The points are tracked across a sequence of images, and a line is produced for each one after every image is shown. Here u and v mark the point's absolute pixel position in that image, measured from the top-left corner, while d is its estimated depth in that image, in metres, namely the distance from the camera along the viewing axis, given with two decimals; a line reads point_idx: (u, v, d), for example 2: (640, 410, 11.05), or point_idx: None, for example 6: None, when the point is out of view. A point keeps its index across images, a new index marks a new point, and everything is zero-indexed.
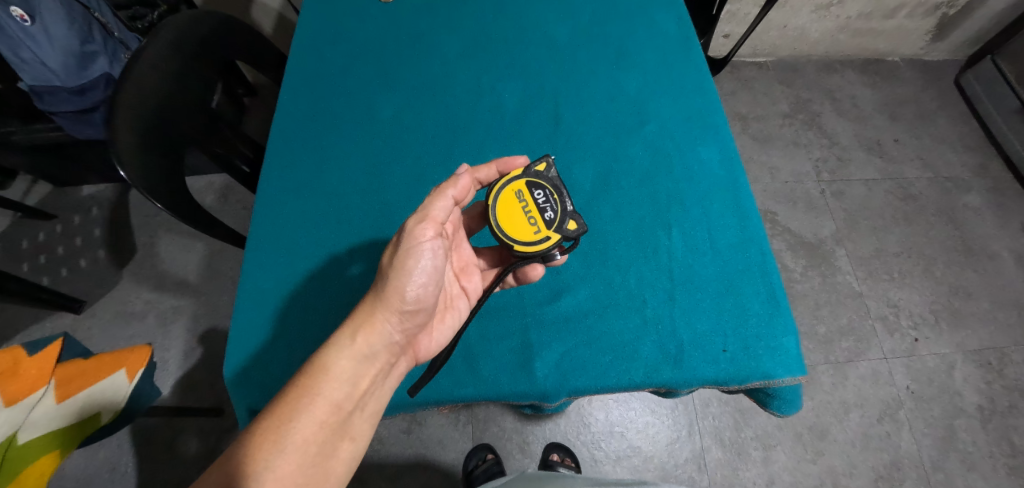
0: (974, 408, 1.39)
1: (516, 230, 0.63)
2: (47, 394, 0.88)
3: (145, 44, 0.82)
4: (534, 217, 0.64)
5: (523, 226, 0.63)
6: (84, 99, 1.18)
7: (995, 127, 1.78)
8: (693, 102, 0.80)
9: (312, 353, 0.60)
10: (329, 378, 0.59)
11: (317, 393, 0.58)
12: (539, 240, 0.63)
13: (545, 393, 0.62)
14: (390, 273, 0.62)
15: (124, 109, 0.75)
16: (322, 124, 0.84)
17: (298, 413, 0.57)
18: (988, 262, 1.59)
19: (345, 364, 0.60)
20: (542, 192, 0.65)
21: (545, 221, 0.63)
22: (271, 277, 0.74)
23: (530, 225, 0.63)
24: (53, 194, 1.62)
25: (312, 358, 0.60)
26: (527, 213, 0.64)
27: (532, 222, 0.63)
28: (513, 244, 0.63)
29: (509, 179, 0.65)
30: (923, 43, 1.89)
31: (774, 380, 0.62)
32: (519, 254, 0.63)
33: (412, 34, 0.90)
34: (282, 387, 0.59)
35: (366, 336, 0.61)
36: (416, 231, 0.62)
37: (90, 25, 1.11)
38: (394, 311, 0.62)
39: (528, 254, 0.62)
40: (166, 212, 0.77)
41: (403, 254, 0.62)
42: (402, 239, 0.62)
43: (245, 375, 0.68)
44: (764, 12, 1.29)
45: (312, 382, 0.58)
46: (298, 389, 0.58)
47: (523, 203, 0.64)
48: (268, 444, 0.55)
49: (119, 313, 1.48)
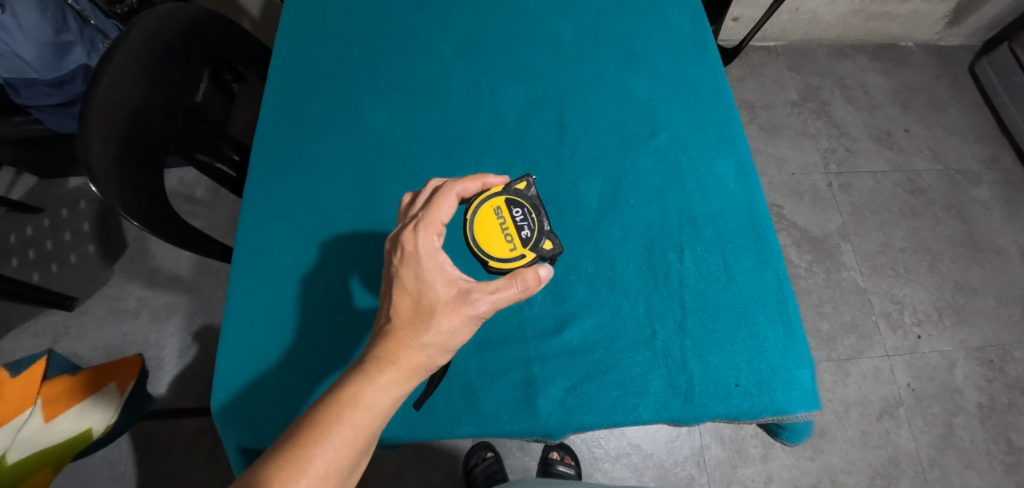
0: (974, 406, 1.39)
1: (492, 248, 0.60)
2: (35, 413, 0.85)
3: (117, 42, 0.76)
4: (511, 235, 0.61)
5: (499, 243, 0.60)
6: (62, 92, 1.12)
7: (1008, 117, 1.73)
8: (707, 109, 0.75)
9: (350, 378, 0.51)
10: (368, 411, 0.50)
11: (354, 425, 0.49)
12: (515, 258, 0.60)
13: (549, 430, 0.60)
14: (431, 332, 0.52)
15: (95, 119, 0.70)
16: (311, 132, 0.79)
17: (329, 444, 0.48)
18: (994, 257, 1.56)
19: (386, 399, 0.51)
20: (519, 210, 0.61)
21: (521, 239, 0.60)
22: (260, 305, 0.70)
23: (506, 243, 0.60)
24: (39, 186, 1.57)
25: (344, 386, 0.50)
26: (503, 231, 0.60)
27: (509, 239, 0.60)
28: (489, 262, 0.60)
29: (487, 194, 0.61)
30: (939, 28, 1.83)
31: (787, 415, 0.60)
32: (495, 271, 0.61)
33: (409, 32, 0.84)
34: (313, 412, 0.49)
35: (405, 373, 0.52)
36: (472, 311, 0.52)
37: (64, 14, 1.04)
38: (436, 363, 0.53)
39: (504, 273, 0.60)
40: (143, 229, 0.73)
41: (458, 327, 0.52)
42: (454, 313, 0.52)
43: (232, 409, 0.66)
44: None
45: (351, 412, 0.49)
46: (334, 415, 0.49)
47: (500, 221, 0.61)
48: (300, 480, 0.46)
49: (111, 309, 1.45)
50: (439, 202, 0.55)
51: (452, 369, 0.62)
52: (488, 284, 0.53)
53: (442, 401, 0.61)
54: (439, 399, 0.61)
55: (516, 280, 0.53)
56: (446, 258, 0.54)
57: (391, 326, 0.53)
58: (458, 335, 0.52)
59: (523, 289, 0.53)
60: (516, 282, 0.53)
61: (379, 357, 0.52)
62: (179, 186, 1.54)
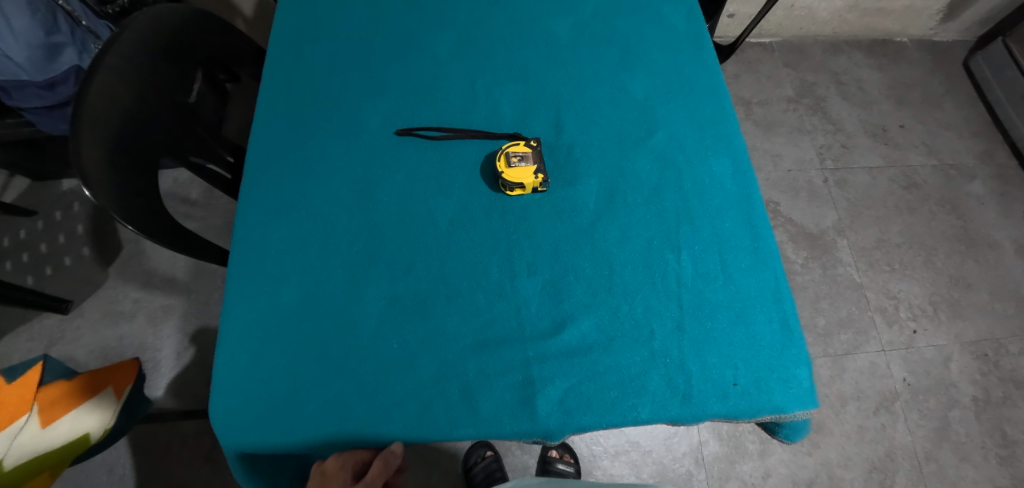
0: (969, 399, 1.39)
1: (512, 162, 0.70)
2: (30, 419, 0.85)
3: (107, 43, 0.75)
4: (531, 165, 0.70)
5: (520, 164, 0.70)
6: (54, 94, 1.11)
7: (1002, 112, 1.74)
8: (703, 108, 0.76)
9: (317, 339, 0.64)
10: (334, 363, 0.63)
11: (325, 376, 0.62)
12: (524, 179, 0.69)
13: (548, 432, 0.59)
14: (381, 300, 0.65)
15: (88, 122, 0.69)
16: (306, 133, 0.76)
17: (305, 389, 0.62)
18: (988, 252, 1.57)
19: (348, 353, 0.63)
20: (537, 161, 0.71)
21: (535, 170, 0.70)
22: (255, 308, 0.66)
23: (527, 167, 0.70)
24: (32, 189, 1.56)
25: (312, 346, 0.64)
26: (526, 161, 0.70)
27: (528, 166, 0.70)
28: (502, 170, 0.69)
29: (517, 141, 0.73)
30: (934, 23, 1.84)
31: (784, 414, 0.60)
32: (502, 177, 0.69)
33: (402, 32, 0.84)
34: (293, 370, 0.63)
35: (359, 332, 0.64)
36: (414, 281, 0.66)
37: (55, 15, 1.02)
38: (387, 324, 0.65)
39: (506, 179, 0.69)
40: (134, 231, 0.72)
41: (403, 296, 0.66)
42: (400, 285, 0.66)
43: (237, 426, 0.60)
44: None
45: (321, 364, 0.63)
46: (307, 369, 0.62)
47: (525, 156, 0.71)
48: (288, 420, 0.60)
49: (106, 312, 1.44)
50: (392, 211, 0.71)
51: (449, 370, 0.62)
52: (440, 255, 0.68)
53: (440, 403, 0.61)
54: (436, 401, 0.61)
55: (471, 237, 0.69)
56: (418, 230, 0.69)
57: (351, 300, 0.66)
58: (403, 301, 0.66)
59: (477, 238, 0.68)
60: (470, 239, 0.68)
61: (338, 322, 0.65)
62: (173, 187, 1.53)
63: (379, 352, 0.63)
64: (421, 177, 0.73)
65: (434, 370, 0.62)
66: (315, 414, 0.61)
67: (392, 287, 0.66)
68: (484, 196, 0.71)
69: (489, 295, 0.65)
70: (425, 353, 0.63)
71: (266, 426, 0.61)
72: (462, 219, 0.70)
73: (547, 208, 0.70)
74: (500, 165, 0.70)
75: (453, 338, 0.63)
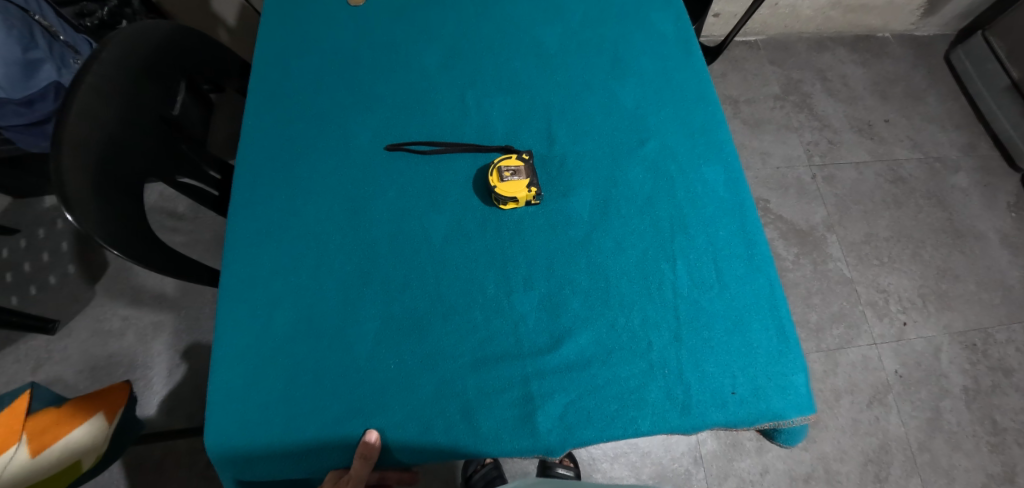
0: (959, 389, 1.41)
1: (506, 177, 0.69)
2: (20, 448, 0.82)
3: (86, 64, 0.73)
4: (526, 179, 0.70)
5: (514, 179, 0.69)
6: (33, 111, 1.06)
7: (984, 104, 1.76)
8: (694, 116, 0.76)
9: (313, 362, 0.63)
10: (331, 387, 0.62)
11: (322, 401, 0.61)
12: (518, 194, 0.69)
13: (549, 448, 0.59)
14: (377, 320, 0.65)
15: (69, 147, 0.67)
16: (295, 150, 0.75)
17: (303, 416, 0.61)
18: (974, 243, 1.59)
19: (345, 376, 0.62)
20: (530, 175, 0.70)
21: (529, 184, 0.69)
22: (248, 332, 0.65)
23: (522, 182, 0.69)
24: (14, 206, 1.53)
25: (308, 371, 0.63)
26: (519, 176, 0.70)
27: (523, 180, 0.69)
28: (496, 185, 0.69)
29: (507, 156, 0.72)
30: (915, 19, 1.87)
31: (783, 420, 0.61)
32: (497, 193, 0.69)
33: (389, 44, 0.84)
34: (290, 395, 0.62)
35: (356, 354, 0.63)
36: (410, 300, 0.66)
37: (31, 30, 0.99)
38: (383, 345, 0.64)
39: (500, 194, 0.68)
40: (122, 257, 0.71)
41: (399, 316, 0.65)
42: (397, 304, 0.66)
43: (235, 454, 0.60)
44: (753, 10, 1.21)
45: (318, 389, 0.62)
46: (304, 395, 0.62)
47: (518, 171, 0.70)
48: (287, 446, 0.60)
49: (95, 331, 1.41)
50: (383, 229, 0.70)
51: (448, 389, 0.61)
52: (437, 272, 0.67)
53: (440, 422, 0.60)
54: (437, 420, 0.60)
55: (467, 253, 0.68)
56: (411, 246, 0.69)
57: (346, 321, 0.65)
58: (398, 321, 0.65)
59: (474, 256, 0.68)
60: (467, 255, 0.68)
61: (334, 345, 0.64)
62: (160, 201, 1.51)
63: (376, 373, 0.62)
64: (412, 194, 0.72)
65: (433, 389, 0.61)
66: (315, 439, 0.60)
67: (388, 307, 0.66)
68: (478, 210, 0.71)
69: (486, 311, 0.65)
70: (423, 373, 0.62)
71: (265, 453, 0.60)
72: (457, 235, 0.69)
73: (541, 221, 0.70)
74: (494, 180, 0.69)
75: (451, 356, 0.63)
